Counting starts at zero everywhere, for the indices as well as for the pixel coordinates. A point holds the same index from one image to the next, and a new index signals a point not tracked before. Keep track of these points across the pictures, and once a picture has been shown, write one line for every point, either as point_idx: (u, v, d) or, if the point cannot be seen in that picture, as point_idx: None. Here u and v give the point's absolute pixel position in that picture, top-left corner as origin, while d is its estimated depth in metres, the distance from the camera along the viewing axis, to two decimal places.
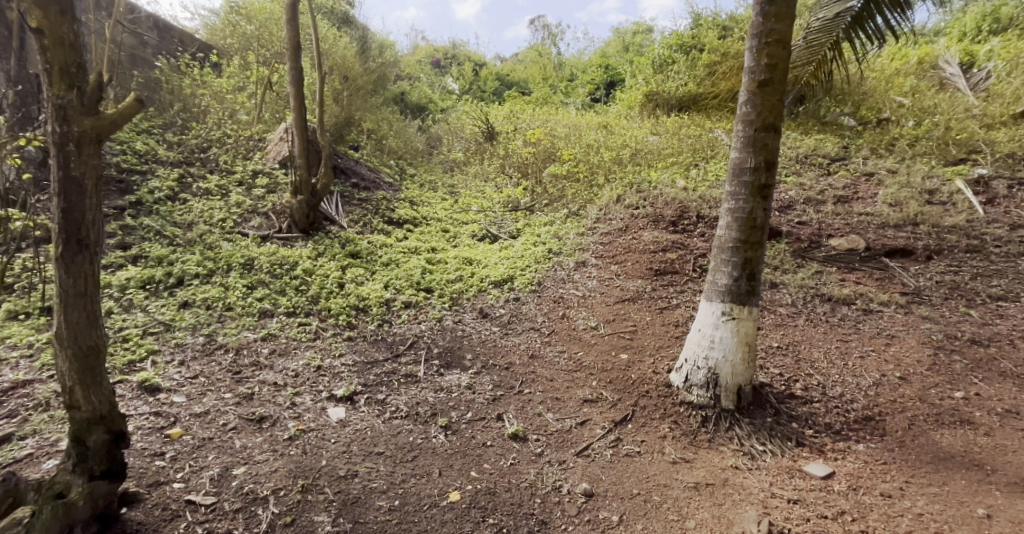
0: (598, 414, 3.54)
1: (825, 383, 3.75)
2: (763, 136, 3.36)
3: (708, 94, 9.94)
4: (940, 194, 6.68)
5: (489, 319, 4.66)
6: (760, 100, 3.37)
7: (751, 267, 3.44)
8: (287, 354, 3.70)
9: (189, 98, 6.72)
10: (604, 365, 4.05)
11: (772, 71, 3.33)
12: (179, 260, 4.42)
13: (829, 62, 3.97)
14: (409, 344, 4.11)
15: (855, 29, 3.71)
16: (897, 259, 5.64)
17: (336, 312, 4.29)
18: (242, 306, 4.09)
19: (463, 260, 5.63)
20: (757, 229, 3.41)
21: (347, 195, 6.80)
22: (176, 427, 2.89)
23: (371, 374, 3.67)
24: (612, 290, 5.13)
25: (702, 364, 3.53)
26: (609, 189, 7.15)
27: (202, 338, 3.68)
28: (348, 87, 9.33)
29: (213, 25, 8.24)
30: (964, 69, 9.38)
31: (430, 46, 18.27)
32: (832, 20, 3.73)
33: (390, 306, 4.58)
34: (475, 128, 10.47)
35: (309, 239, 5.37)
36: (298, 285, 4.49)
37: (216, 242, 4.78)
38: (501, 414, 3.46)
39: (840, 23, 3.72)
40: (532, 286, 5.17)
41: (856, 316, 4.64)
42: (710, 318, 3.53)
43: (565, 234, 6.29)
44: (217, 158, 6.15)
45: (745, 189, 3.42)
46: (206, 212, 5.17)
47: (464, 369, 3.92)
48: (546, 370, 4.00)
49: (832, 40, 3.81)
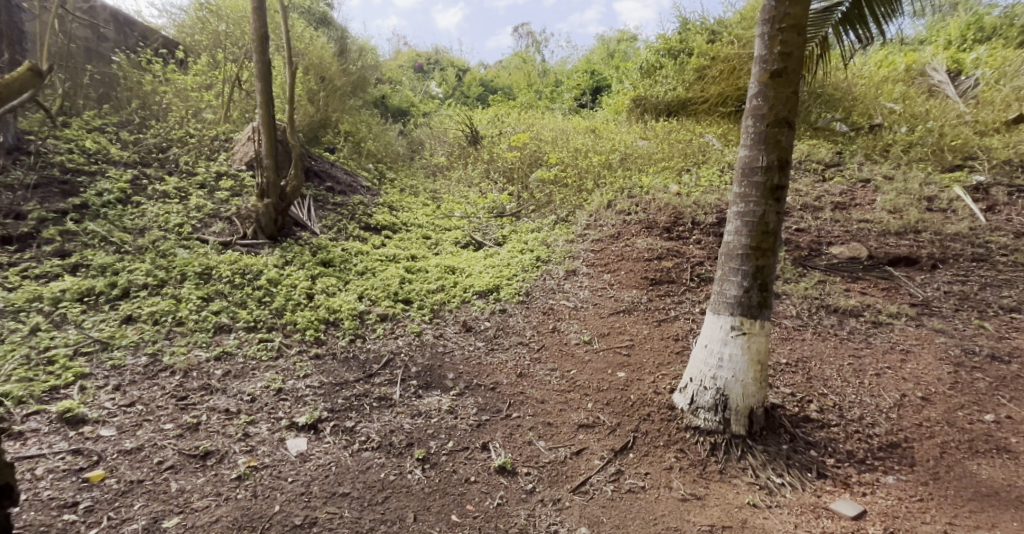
0: (596, 441, 3.17)
1: (842, 404, 3.42)
2: (775, 132, 3.10)
3: (698, 99, 9.64)
4: (939, 202, 6.42)
5: (473, 333, 4.28)
6: (773, 92, 3.09)
7: (763, 277, 3.15)
8: (243, 376, 3.27)
9: (149, 95, 6.27)
10: (599, 384, 3.69)
11: (786, 61, 3.06)
12: (126, 269, 3.97)
13: (816, 60, 3.73)
14: (384, 363, 3.70)
15: (846, 27, 3.48)
16: (901, 267, 5.36)
17: (303, 326, 3.86)
18: (194, 321, 3.64)
19: (445, 268, 5.23)
20: (769, 235, 3.14)
21: (321, 199, 6.36)
22: (99, 468, 2.46)
23: (339, 399, 3.25)
24: (606, 301, 4.78)
25: (709, 384, 3.20)
26: (599, 194, 6.80)
27: (144, 359, 3.23)
28: (323, 88, 8.93)
29: (184, 23, 7.78)
30: (952, 76, 9.26)
31: (412, 51, 17.87)
32: (822, 15, 3.46)
33: (364, 320, 4.17)
34: (458, 133, 10.12)
35: (276, 245, 4.96)
36: (260, 297, 4.06)
37: (170, 249, 4.33)
38: (486, 443, 3.07)
39: (830, 19, 3.47)
40: (519, 297, 4.80)
41: (865, 329, 4.34)
42: (718, 332, 3.22)
43: (553, 241, 5.93)
44: (178, 158, 5.67)
45: (756, 190, 3.15)
46: (161, 217, 4.72)
47: (446, 390, 3.53)
48: (536, 391, 3.62)
49: (821, 36, 3.56)
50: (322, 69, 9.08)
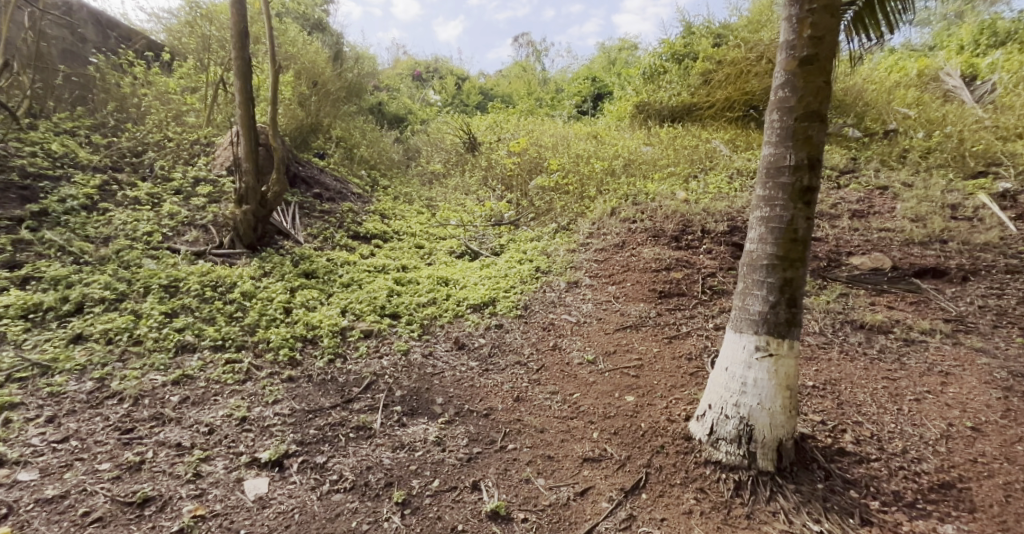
0: (603, 479, 2.81)
1: (880, 435, 3.04)
2: (805, 127, 2.76)
3: (704, 104, 9.28)
4: (964, 210, 6.03)
5: (465, 351, 3.89)
6: (802, 82, 2.75)
7: (791, 291, 2.81)
8: (203, 403, 2.90)
9: (128, 97, 5.96)
10: (606, 410, 3.30)
11: (818, 46, 2.71)
12: (82, 281, 3.61)
13: None
14: (365, 386, 3.31)
15: (859, 28, 3.10)
16: (929, 279, 4.96)
17: (276, 345, 3.48)
18: (154, 340, 3.26)
19: (437, 280, 4.85)
20: (798, 243, 2.79)
21: (307, 206, 5.99)
22: (7, 525, 2.19)
23: (310, 429, 2.86)
24: (611, 316, 4.39)
25: (731, 413, 2.87)
26: (603, 201, 6.43)
27: (89, 385, 2.89)
28: (315, 93, 8.61)
29: (175, 28, 7.46)
30: (967, 81, 8.88)
31: (411, 60, 17.62)
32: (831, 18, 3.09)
33: (345, 337, 3.79)
34: (455, 139, 9.79)
35: (253, 255, 4.59)
36: (231, 312, 3.68)
37: (136, 259, 3.97)
38: (476, 481, 2.72)
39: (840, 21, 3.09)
40: (517, 311, 4.42)
41: (897, 348, 3.95)
42: (740, 354, 2.88)
43: (554, 250, 5.56)
44: (153, 162, 5.32)
45: (782, 192, 2.82)
46: (129, 224, 4.36)
47: (433, 417, 3.14)
48: (535, 418, 3.23)
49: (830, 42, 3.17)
50: (314, 74, 8.77)
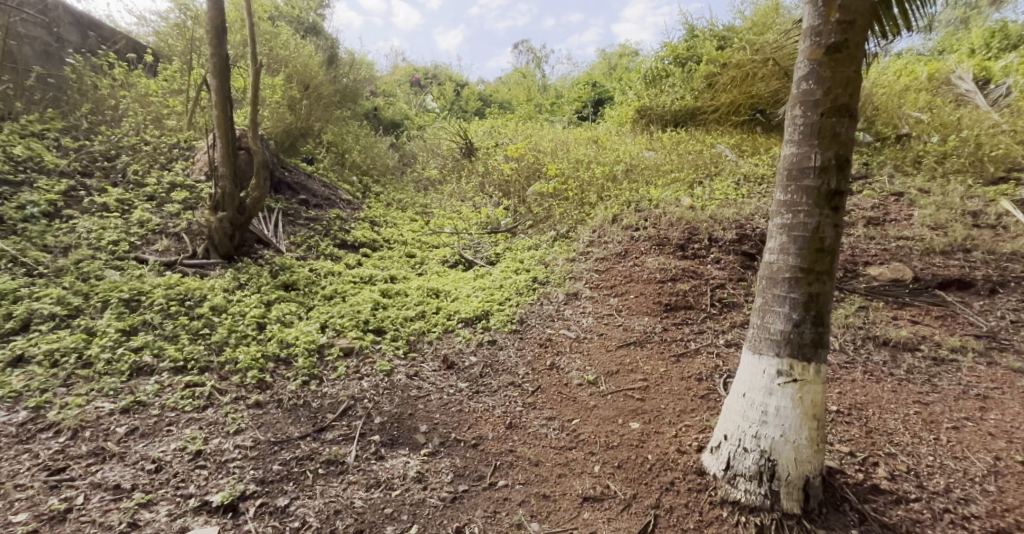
0: (605, 523, 2.50)
1: (918, 470, 2.74)
2: (833, 122, 2.44)
3: (708, 108, 8.96)
4: (986, 217, 5.71)
5: (454, 372, 3.55)
6: (829, 72, 2.44)
7: (818, 308, 2.48)
8: (153, 435, 2.58)
9: (105, 99, 5.66)
10: (608, 440, 2.97)
11: (848, 32, 2.40)
12: (32, 295, 3.29)
13: None
14: (341, 413, 2.99)
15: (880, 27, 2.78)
16: (954, 291, 4.64)
17: (244, 366, 3.15)
18: (105, 362, 2.94)
19: (426, 291, 4.52)
20: (826, 254, 2.47)
21: (291, 213, 5.67)
22: None
23: (273, 465, 2.54)
24: (614, 331, 4.05)
25: (750, 446, 2.55)
26: (604, 208, 6.11)
27: (22, 415, 2.60)
28: (306, 97, 8.33)
29: (165, 31, 7.18)
30: (980, 85, 8.51)
31: (410, 66, 17.37)
32: None
33: (322, 356, 3.45)
34: (451, 145, 9.48)
35: (229, 266, 4.27)
36: (197, 329, 3.35)
37: (97, 271, 3.65)
38: (461, 527, 2.41)
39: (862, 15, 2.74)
40: (511, 326, 4.09)
41: (927, 368, 3.63)
42: (760, 380, 2.56)
43: (552, 260, 5.23)
44: (126, 167, 5.01)
45: (807, 197, 2.49)
46: (93, 232, 4.04)
47: (416, 448, 2.82)
48: (529, 449, 2.90)
49: None
50: (306, 77, 8.50)
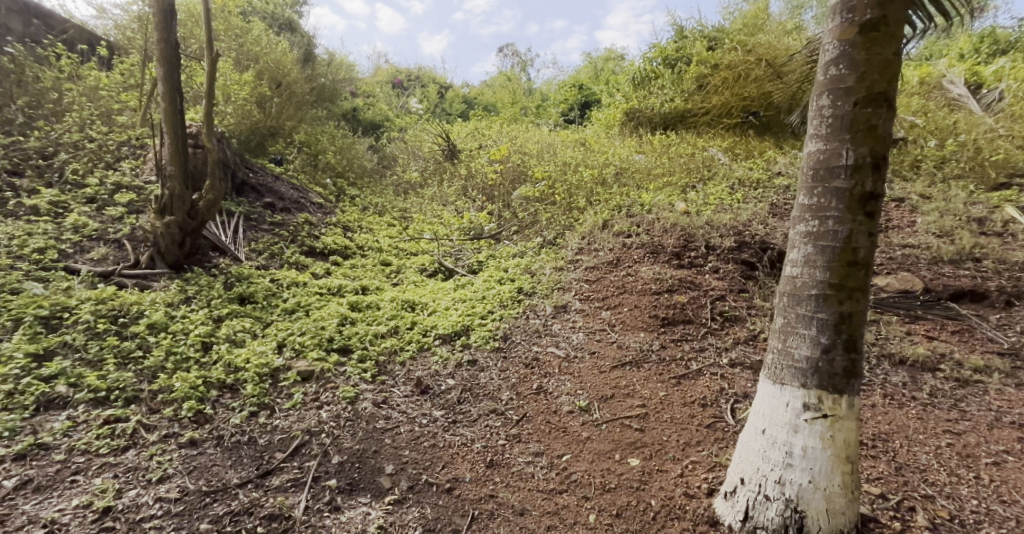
0: None
1: (962, 517, 2.37)
2: (870, 112, 2.07)
3: (698, 110, 8.62)
4: (992, 224, 5.42)
5: (429, 398, 3.12)
6: (864, 54, 2.07)
7: (851, 331, 2.11)
8: (50, 488, 2.24)
9: (46, 91, 5.15)
10: (605, 480, 2.57)
11: (886, 7, 2.04)
12: None
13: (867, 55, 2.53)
14: (291, 452, 2.56)
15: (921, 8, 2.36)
16: (967, 304, 4.32)
17: (179, 396, 2.71)
18: (7, 395, 2.54)
19: (401, 304, 4.08)
20: (860, 267, 2.09)
21: (255, 218, 5.20)
22: None
23: (199, 524, 2.18)
24: (607, 349, 3.65)
25: (773, 493, 2.18)
26: (593, 213, 5.73)
27: None
28: (277, 95, 7.85)
29: (125, 24, 6.68)
30: (972, 89, 8.28)
31: (392, 68, 16.90)
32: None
33: (276, 381, 3.00)
34: (433, 146, 9.04)
35: (176, 276, 3.82)
36: (127, 352, 2.90)
37: (15, 283, 3.18)
38: None
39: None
40: (493, 343, 3.67)
41: (951, 390, 3.29)
42: (783, 414, 2.18)
43: (539, 268, 4.83)
44: (65, 165, 4.52)
45: (838, 200, 2.12)
46: (17, 238, 3.58)
47: (378, 495, 2.41)
48: (513, 494, 2.49)
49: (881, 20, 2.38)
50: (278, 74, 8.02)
